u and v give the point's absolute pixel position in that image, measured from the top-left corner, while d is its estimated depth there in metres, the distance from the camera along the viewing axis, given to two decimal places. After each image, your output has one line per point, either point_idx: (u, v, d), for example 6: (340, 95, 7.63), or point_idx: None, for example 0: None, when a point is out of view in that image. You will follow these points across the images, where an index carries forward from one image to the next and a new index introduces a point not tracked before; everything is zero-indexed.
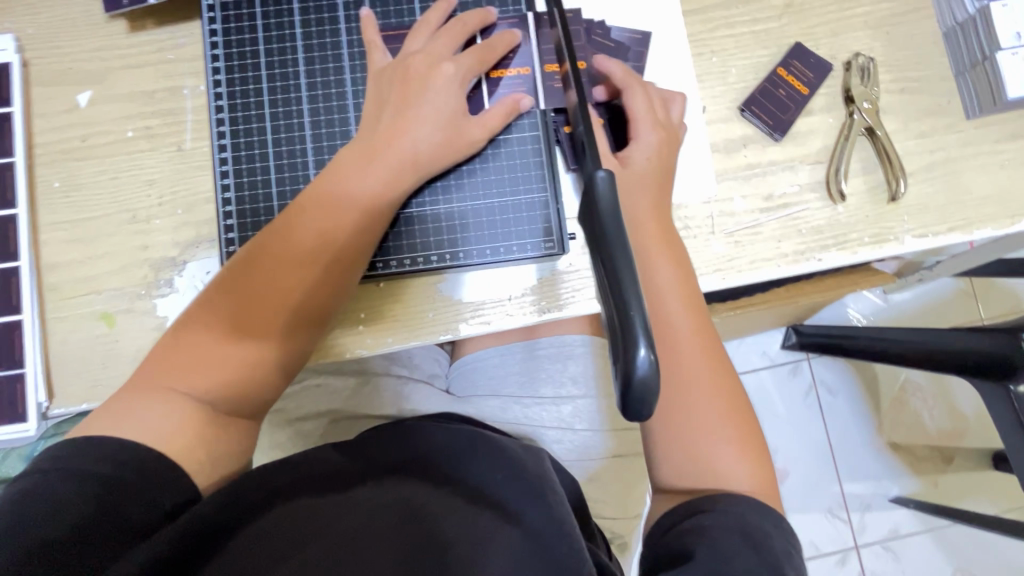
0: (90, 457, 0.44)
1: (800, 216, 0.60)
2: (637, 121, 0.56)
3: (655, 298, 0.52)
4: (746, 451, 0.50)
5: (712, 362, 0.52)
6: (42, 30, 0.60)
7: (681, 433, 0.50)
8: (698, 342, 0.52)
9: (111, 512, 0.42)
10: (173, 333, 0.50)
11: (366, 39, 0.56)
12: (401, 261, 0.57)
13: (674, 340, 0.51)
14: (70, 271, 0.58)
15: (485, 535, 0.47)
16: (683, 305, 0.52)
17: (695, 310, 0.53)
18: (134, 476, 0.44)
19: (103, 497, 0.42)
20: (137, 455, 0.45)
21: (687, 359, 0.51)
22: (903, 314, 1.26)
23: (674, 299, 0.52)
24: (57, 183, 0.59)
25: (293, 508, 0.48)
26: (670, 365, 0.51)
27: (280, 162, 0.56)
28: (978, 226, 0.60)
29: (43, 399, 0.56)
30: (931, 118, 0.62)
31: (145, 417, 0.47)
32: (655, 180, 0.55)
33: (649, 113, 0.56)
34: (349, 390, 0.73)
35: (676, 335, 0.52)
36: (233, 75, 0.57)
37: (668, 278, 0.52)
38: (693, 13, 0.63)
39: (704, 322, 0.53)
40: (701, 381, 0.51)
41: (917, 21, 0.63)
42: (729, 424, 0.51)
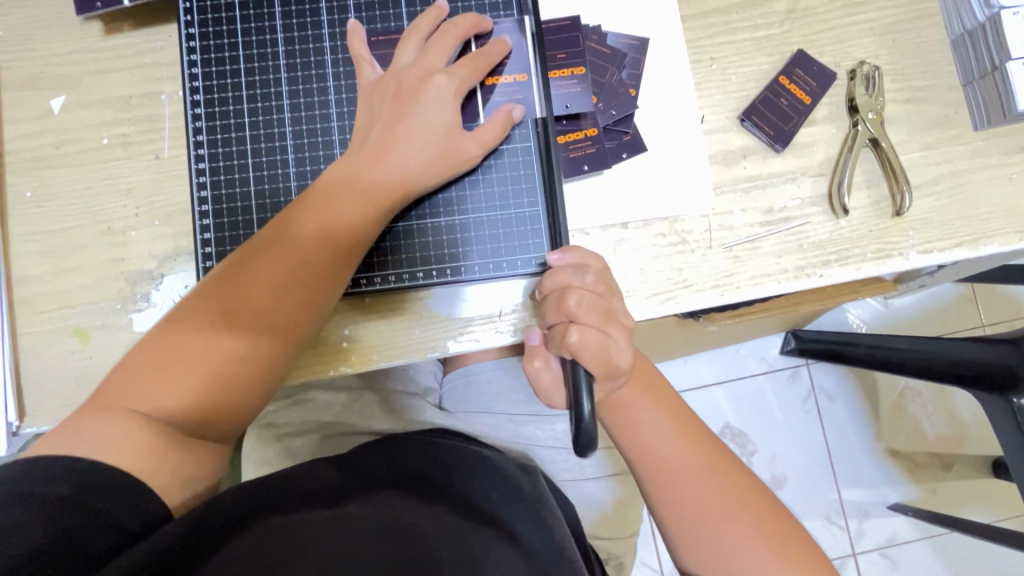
0: (50, 478, 0.40)
1: (802, 230, 0.58)
2: (592, 302, 0.46)
3: (638, 442, 0.50)
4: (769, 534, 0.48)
5: (710, 461, 0.50)
6: (14, 33, 0.58)
7: (705, 540, 0.48)
8: (688, 451, 0.50)
9: (71, 538, 0.38)
10: (149, 336, 0.47)
11: (353, 52, 0.53)
12: (386, 277, 0.55)
13: (665, 472, 0.49)
14: (43, 284, 0.56)
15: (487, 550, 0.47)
16: (668, 434, 0.50)
17: (678, 420, 0.51)
18: (98, 497, 0.40)
19: (64, 520, 0.39)
20: (99, 475, 0.41)
21: (683, 478, 0.49)
22: (904, 322, 1.23)
23: (656, 429, 0.50)
24: (29, 193, 0.57)
25: (282, 523, 0.44)
26: (670, 498, 0.49)
27: (260, 173, 0.54)
28: (985, 241, 0.58)
29: (13, 418, 0.54)
30: (939, 129, 0.60)
31: (107, 437, 0.43)
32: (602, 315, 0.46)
33: (605, 285, 0.48)
34: (340, 404, 0.71)
35: (664, 460, 0.50)
36: (211, 81, 0.55)
37: (647, 408, 0.51)
38: (692, 18, 0.60)
39: (689, 422, 0.51)
40: (705, 482, 0.49)
41: (924, 28, 0.61)
42: (746, 516, 0.48)
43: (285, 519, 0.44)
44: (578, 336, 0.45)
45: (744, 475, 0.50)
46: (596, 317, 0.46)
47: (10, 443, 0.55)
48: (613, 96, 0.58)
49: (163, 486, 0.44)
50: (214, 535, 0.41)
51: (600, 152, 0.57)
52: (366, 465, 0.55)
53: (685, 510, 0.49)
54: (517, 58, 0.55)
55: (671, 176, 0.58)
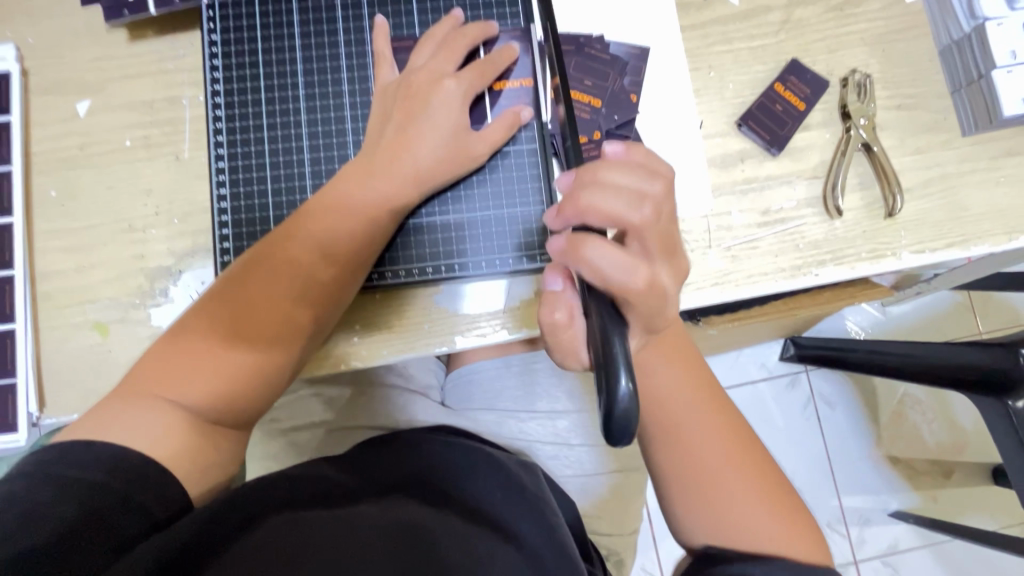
0: (82, 463, 0.42)
1: (797, 231, 0.60)
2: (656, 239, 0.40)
3: (657, 404, 0.51)
4: (773, 510, 0.49)
5: (724, 432, 0.51)
6: (43, 40, 0.60)
7: (704, 504, 0.50)
8: (704, 418, 0.51)
9: (101, 521, 0.40)
10: (164, 339, 0.49)
11: (376, 48, 0.56)
12: (396, 272, 0.57)
13: (678, 435, 0.50)
14: (66, 280, 0.58)
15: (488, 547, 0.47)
16: (685, 399, 0.51)
17: (699, 388, 0.52)
18: (125, 482, 0.42)
19: (93, 505, 0.40)
20: (126, 460, 0.43)
21: (695, 443, 0.50)
22: (902, 327, 1.26)
23: (677, 394, 0.51)
24: (54, 193, 0.59)
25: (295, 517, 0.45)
26: (676, 460, 0.51)
27: (277, 172, 0.56)
28: (975, 242, 0.60)
29: (34, 409, 0.55)
30: (928, 134, 0.62)
31: (133, 421, 0.45)
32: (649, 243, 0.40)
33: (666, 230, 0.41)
34: (344, 401, 0.72)
35: (678, 424, 0.51)
36: (231, 85, 0.57)
37: (670, 372, 0.51)
38: (691, 29, 0.63)
39: (708, 389, 0.52)
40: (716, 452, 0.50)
41: (913, 38, 0.64)
42: (749, 487, 0.50)
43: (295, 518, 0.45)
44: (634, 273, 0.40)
45: (753, 449, 0.51)
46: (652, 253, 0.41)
47: (30, 435, 0.56)
48: (615, 101, 0.61)
49: (184, 470, 0.45)
50: (231, 526, 0.43)
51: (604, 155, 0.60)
52: (374, 460, 0.57)
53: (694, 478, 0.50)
54: (522, 64, 0.58)
55: None
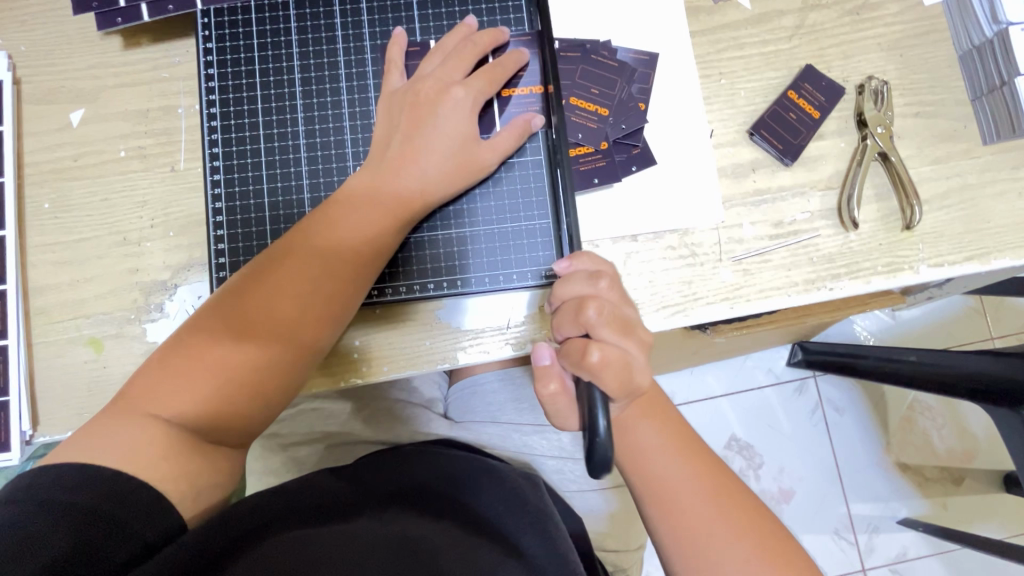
0: (69, 485, 0.40)
1: (811, 244, 0.58)
2: (611, 314, 0.43)
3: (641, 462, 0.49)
4: (778, 573, 0.46)
5: (716, 491, 0.48)
6: (36, 47, 0.59)
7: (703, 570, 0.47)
8: (693, 479, 0.49)
9: (90, 550, 0.39)
10: (158, 358, 0.47)
11: (389, 57, 0.54)
12: (397, 288, 0.55)
13: (667, 497, 0.48)
14: (59, 294, 0.57)
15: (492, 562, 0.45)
16: (671, 459, 0.49)
17: (685, 448, 0.50)
18: (117, 509, 0.41)
19: (82, 533, 0.39)
20: (118, 483, 0.42)
21: (685, 503, 0.48)
22: (914, 334, 1.23)
23: (662, 455, 0.49)
24: (47, 204, 0.58)
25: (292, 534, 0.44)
26: (670, 522, 0.48)
27: (274, 184, 0.55)
28: (996, 255, 0.58)
29: (27, 427, 0.54)
30: (947, 143, 0.60)
31: (127, 441, 0.43)
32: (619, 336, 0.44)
33: (622, 293, 0.45)
34: (346, 415, 0.71)
35: (667, 485, 0.49)
36: (227, 95, 0.56)
37: (653, 431, 0.50)
38: (701, 34, 0.61)
39: (696, 448, 0.51)
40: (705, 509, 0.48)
41: (932, 43, 0.61)
42: (751, 552, 0.46)
43: (296, 535, 0.44)
44: (600, 354, 0.42)
45: (755, 512, 0.48)
46: (614, 332, 0.43)
47: (23, 452, 0.55)
48: (622, 110, 0.58)
49: (179, 493, 0.44)
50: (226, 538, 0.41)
51: (610, 166, 0.58)
52: (375, 476, 0.56)
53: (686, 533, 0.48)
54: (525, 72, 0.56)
55: (680, 189, 0.59)
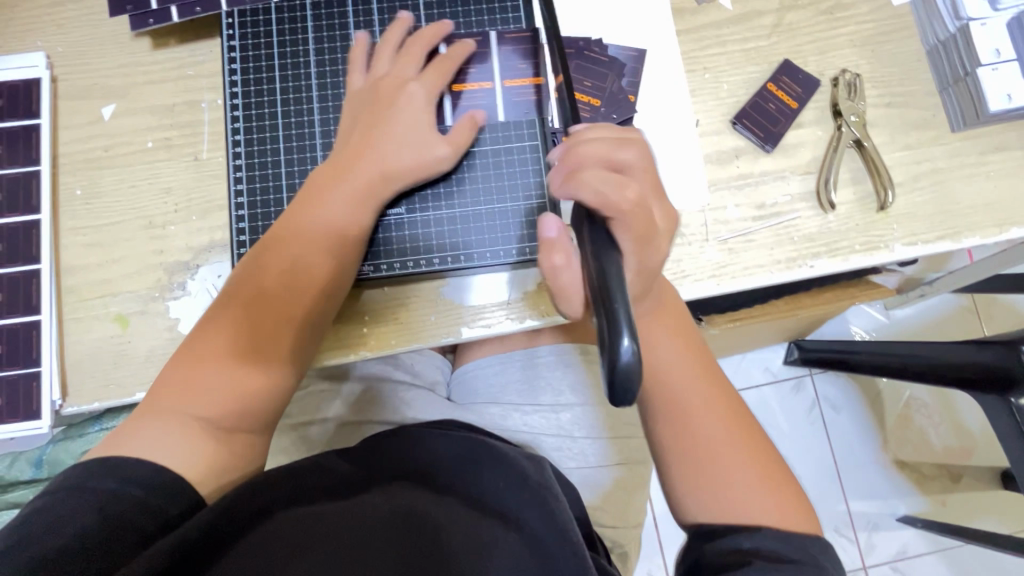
0: (99, 474, 0.45)
1: (792, 224, 0.62)
2: (643, 160, 0.46)
3: (654, 372, 0.51)
4: (771, 487, 0.49)
5: (726, 412, 0.51)
6: (71, 48, 0.64)
7: (704, 480, 0.49)
8: (707, 397, 0.51)
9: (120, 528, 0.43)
10: (171, 359, 0.52)
11: (354, 56, 0.59)
12: (405, 263, 0.59)
13: (679, 410, 0.51)
14: (88, 274, 0.61)
15: (489, 536, 0.49)
16: (687, 377, 0.51)
17: (697, 367, 0.52)
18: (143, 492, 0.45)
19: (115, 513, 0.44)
20: (143, 470, 0.46)
21: (698, 419, 0.50)
22: (904, 329, 1.26)
23: (675, 370, 0.52)
24: (79, 191, 0.62)
25: (300, 514, 0.47)
26: (677, 436, 0.51)
27: (291, 169, 0.59)
28: (967, 234, 0.62)
29: (57, 397, 0.58)
30: (918, 131, 0.64)
31: (146, 434, 0.48)
32: (649, 185, 0.46)
33: (620, 140, 0.46)
34: (352, 397, 0.74)
35: (680, 400, 0.51)
36: (249, 88, 0.60)
37: (673, 349, 0.52)
38: (686, 32, 0.66)
39: (710, 370, 0.53)
40: (710, 420, 0.51)
41: (902, 38, 0.66)
42: (750, 468, 0.50)
43: (312, 511, 0.47)
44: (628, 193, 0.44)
45: (757, 434, 0.52)
46: (619, 176, 0.44)
47: (52, 422, 0.59)
48: (613, 101, 0.63)
49: (198, 475, 0.48)
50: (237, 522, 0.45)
51: None
52: (377, 454, 0.56)
53: (690, 445, 0.50)
54: (502, 67, 0.61)
55: (669, 174, 0.63)
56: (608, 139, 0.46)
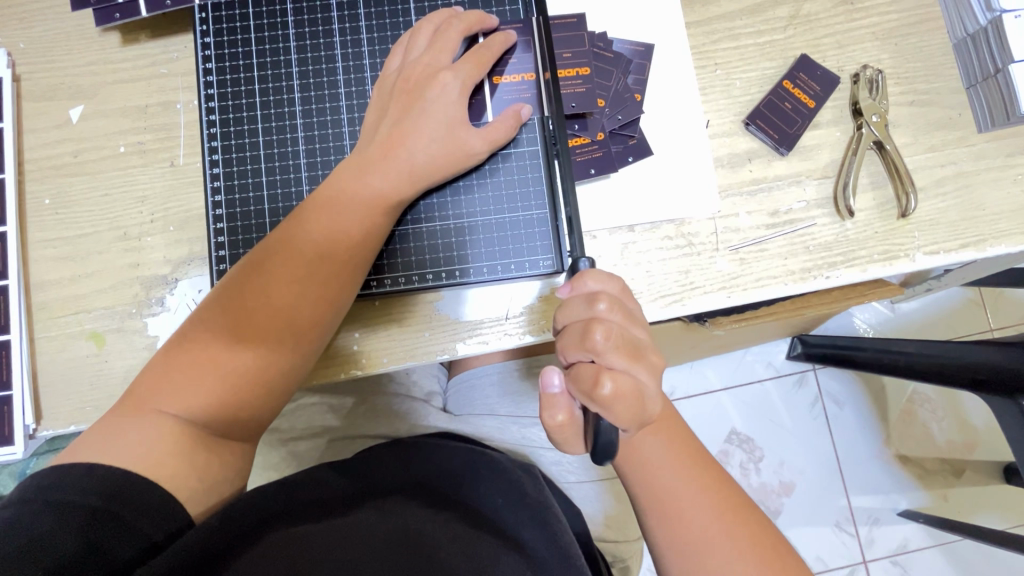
0: (71, 486, 0.40)
1: (808, 233, 0.59)
2: (620, 338, 0.41)
3: (639, 468, 0.49)
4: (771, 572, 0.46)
5: (719, 502, 0.48)
6: (34, 45, 0.59)
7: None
8: (697, 488, 0.48)
9: (97, 548, 0.38)
10: (167, 349, 0.47)
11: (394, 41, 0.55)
12: (396, 279, 0.55)
13: (669, 505, 0.48)
14: (60, 289, 0.57)
15: (493, 553, 0.45)
16: (673, 472, 0.49)
17: (684, 455, 0.50)
18: (126, 507, 0.40)
19: (90, 532, 0.38)
20: (125, 483, 0.41)
21: (687, 512, 0.48)
22: (913, 326, 1.23)
23: (662, 463, 0.49)
24: (47, 200, 0.58)
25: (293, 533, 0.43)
26: (669, 532, 0.48)
27: (273, 178, 0.55)
28: (991, 242, 0.58)
29: (30, 421, 0.55)
30: (942, 131, 0.60)
31: (134, 438, 0.43)
32: (630, 365, 0.41)
33: (627, 314, 0.43)
34: (346, 410, 0.71)
35: (669, 497, 0.48)
36: (225, 89, 0.56)
37: (660, 447, 0.50)
38: (696, 25, 0.61)
39: (703, 462, 0.50)
40: (701, 510, 0.48)
41: (926, 32, 0.62)
42: (749, 559, 0.46)
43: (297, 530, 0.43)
44: (613, 386, 0.40)
45: (756, 518, 0.48)
46: (623, 358, 0.41)
47: (27, 447, 0.56)
48: (618, 101, 0.59)
49: (188, 491, 0.43)
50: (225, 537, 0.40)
51: (607, 156, 0.58)
52: (369, 468, 0.55)
53: (682, 538, 0.47)
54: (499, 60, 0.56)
55: (676, 179, 0.59)
56: (579, 324, 0.42)
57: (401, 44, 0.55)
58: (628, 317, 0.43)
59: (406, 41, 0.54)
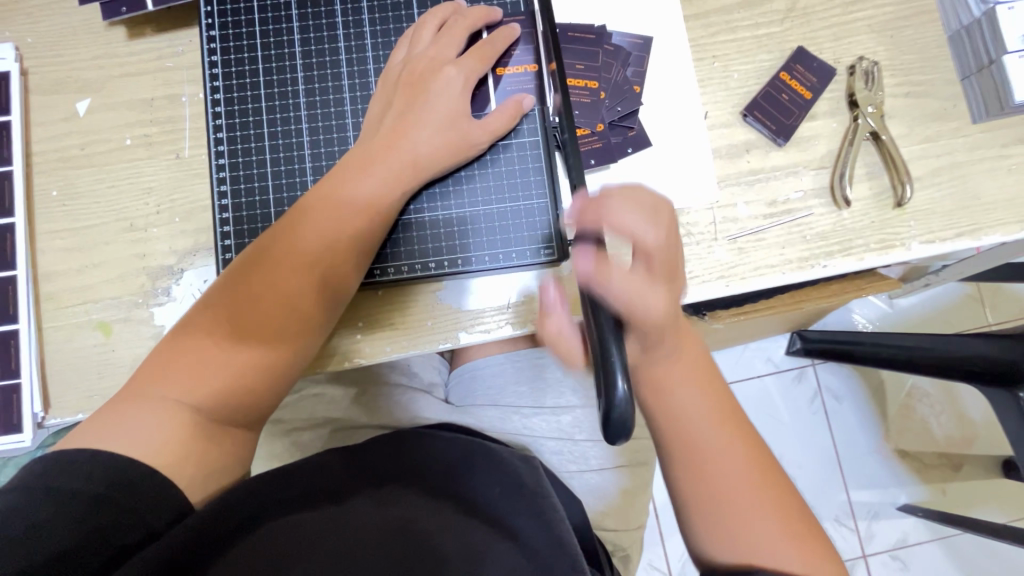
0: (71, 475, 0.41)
1: (805, 222, 0.59)
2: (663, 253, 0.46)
3: (675, 419, 0.49)
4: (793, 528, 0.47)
5: (747, 454, 0.49)
6: (42, 39, 0.60)
7: (729, 526, 0.47)
8: (725, 440, 0.49)
9: (101, 535, 0.40)
10: (168, 340, 0.48)
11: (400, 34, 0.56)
12: (400, 268, 0.56)
13: (698, 458, 0.49)
14: (67, 280, 0.58)
15: (485, 542, 0.46)
16: (706, 422, 0.49)
17: (717, 408, 0.50)
18: (121, 499, 0.41)
19: (87, 523, 0.40)
20: (121, 476, 0.42)
21: (717, 464, 0.48)
22: (911, 320, 1.24)
23: (698, 414, 0.49)
24: (55, 192, 0.59)
25: (286, 524, 0.44)
26: (699, 482, 0.48)
27: (278, 169, 0.56)
28: (986, 231, 0.59)
29: (38, 409, 0.55)
30: (936, 123, 0.61)
31: (134, 424, 0.44)
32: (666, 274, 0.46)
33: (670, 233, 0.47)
34: (348, 400, 0.72)
35: (701, 446, 0.49)
36: (230, 82, 0.57)
37: (692, 397, 0.50)
38: (694, 18, 0.62)
39: (732, 415, 0.50)
40: (731, 463, 0.48)
41: (921, 24, 0.62)
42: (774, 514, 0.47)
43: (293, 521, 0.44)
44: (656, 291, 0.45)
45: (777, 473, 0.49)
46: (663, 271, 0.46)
47: (35, 435, 0.56)
48: (617, 93, 0.60)
49: (185, 478, 0.44)
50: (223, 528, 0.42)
51: (607, 147, 0.59)
52: (372, 451, 0.55)
53: (711, 492, 0.48)
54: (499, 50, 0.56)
55: (675, 169, 0.60)
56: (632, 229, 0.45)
57: (404, 39, 0.56)
58: (660, 263, 0.46)
59: (410, 35, 0.55)
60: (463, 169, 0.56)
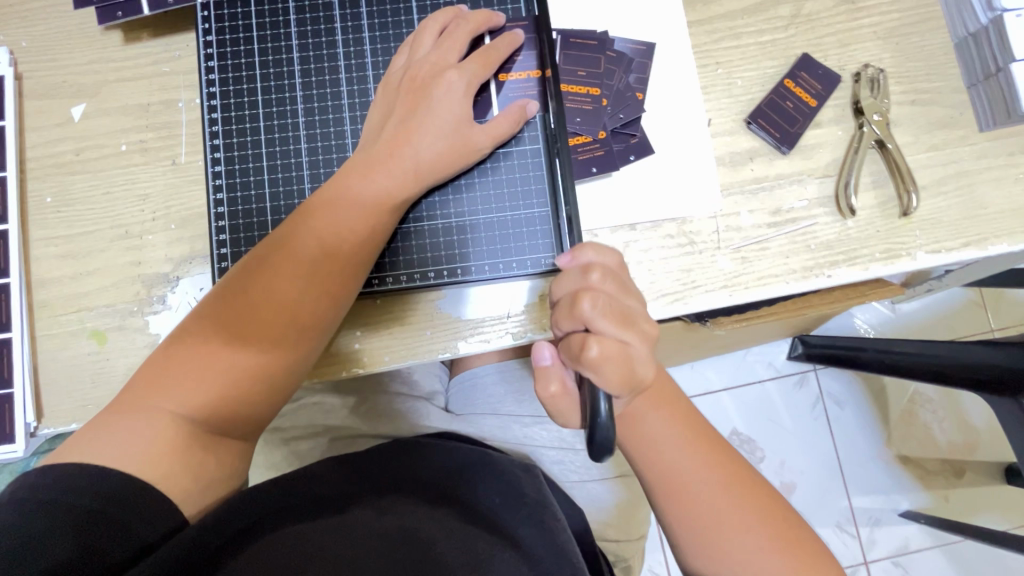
0: (66, 487, 0.40)
1: (809, 231, 0.59)
2: (608, 305, 0.41)
3: (648, 448, 0.49)
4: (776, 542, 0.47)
5: (724, 475, 0.48)
6: (37, 43, 0.59)
7: (713, 550, 0.47)
8: (700, 461, 0.48)
9: (91, 551, 0.38)
10: (163, 349, 0.47)
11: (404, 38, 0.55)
12: (398, 277, 0.55)
13: (677, 484, 0.48)
14: (61, 287, 0.57)
15: (489, 550, 0.45)
16: (679, 445, 0.48)
17: (689, 430, 0.49)
18: (117, 510, 0.40)
19: (82, 537, 0.38)
20: (115, 487, 0.41)
21: (694, 489, 0.48)
22: (914, 326, 1.23)
23: (670, 440, 0.49)
24: (49, 198, 0.58)
25: (292, 533, 0.43)
26: (679, 509, 0.48)
27: (275, 176, 0.55)
28: (993, 241, 0.58)
29: (31, 419, 0.55)
30: (943, 131, 0.60)
31: (129, 435, 0.43)
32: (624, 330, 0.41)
33: (618, 283, 0.43)
34: (347, 409, 0.71)
35: (676, 472, 0.48)
36: (227, 87, 0.56)
37: (663, 421, 0.49)
38: (698, 24, 0.61)
39: (705, 432, 0.50)
40: (708, 486, 0.48)
41: (927, 31, 0.62)
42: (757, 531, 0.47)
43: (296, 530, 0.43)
44: (598, 348, 0.40)
45: (758, 489, 0.49)
46: (612, 324, 0.41)
47: (27, 445, 0.56)
48: (620, 99, 0.59)
49: (181, 490, 0.43)
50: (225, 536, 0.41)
51: (609, 155, 0.58)
52: (372, 463, 0.54)
53: (692, 516, 0.47)
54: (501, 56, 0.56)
55: (678, 177, 0.59)
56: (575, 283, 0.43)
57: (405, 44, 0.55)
58: (609, 313, 0.41)
59: (411, 40, 0.54)
60: (463, 177, 0.55)
